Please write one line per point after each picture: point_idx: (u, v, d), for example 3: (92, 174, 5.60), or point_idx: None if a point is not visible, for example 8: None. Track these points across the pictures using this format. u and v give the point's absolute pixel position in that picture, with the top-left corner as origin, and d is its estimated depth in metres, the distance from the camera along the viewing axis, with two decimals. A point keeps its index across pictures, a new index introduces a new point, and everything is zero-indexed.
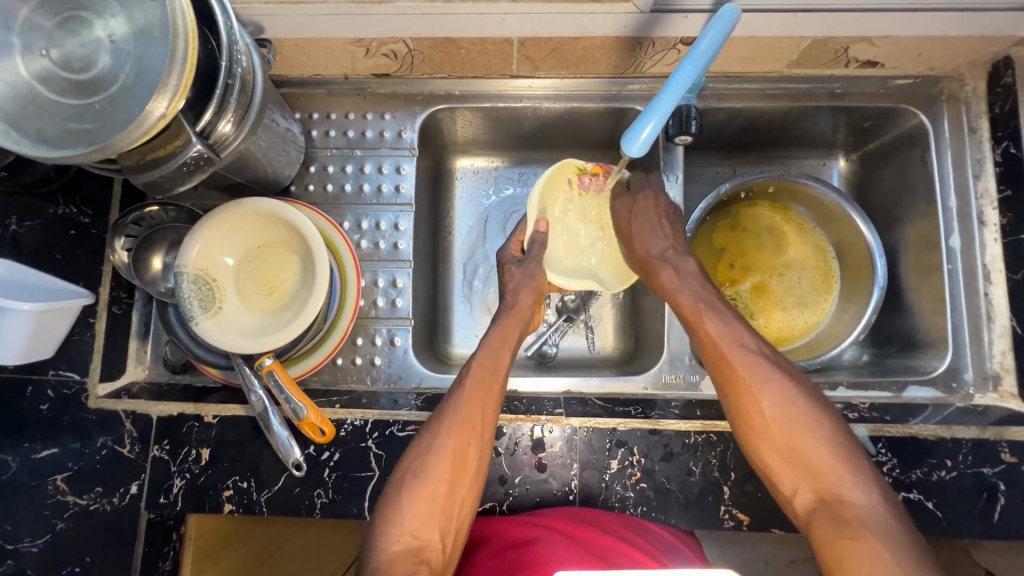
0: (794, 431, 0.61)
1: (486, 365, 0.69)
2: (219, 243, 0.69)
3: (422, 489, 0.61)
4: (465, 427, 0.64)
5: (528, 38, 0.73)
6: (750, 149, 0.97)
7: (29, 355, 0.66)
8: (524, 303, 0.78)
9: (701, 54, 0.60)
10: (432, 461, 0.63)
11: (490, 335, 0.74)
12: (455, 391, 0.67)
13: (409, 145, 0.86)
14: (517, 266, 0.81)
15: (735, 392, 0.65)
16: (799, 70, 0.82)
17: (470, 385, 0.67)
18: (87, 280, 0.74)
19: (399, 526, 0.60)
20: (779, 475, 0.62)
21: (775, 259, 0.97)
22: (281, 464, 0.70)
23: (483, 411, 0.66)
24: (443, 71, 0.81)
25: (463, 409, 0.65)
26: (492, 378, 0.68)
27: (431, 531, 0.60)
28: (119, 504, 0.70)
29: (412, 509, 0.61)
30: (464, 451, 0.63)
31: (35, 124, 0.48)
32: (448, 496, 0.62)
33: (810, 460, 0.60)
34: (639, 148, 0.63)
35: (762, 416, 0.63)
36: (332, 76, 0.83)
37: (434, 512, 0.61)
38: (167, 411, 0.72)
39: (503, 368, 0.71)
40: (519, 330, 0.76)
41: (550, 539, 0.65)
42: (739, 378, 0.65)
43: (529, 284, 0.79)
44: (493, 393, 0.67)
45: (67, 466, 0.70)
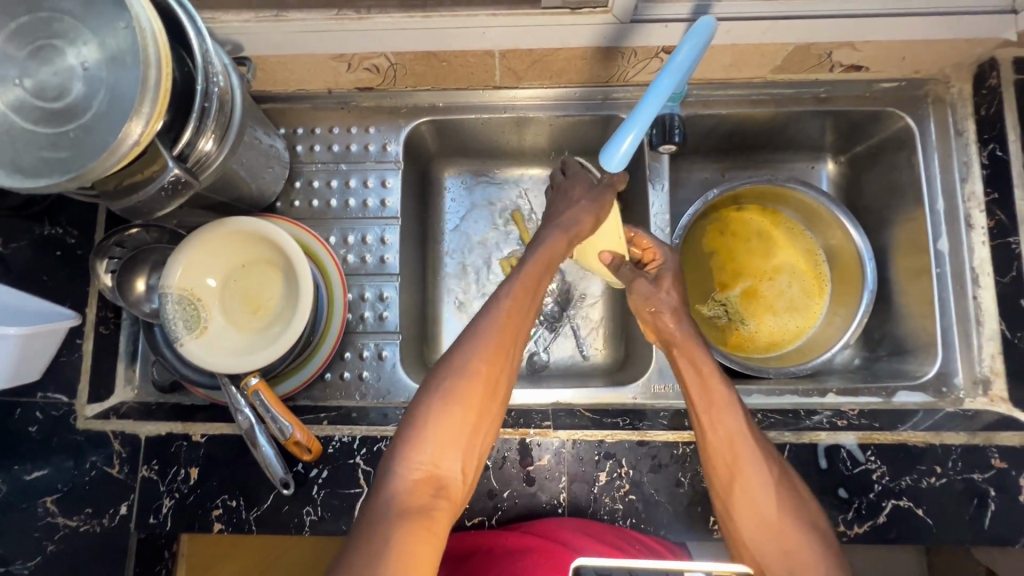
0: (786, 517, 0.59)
1: (527, 284, 0.66)
2: (203, 263, 0.69)
3: (451, 414, 0.58)
4: (497, 351, 0.61)
5: (509, 50, 0.73)
6: (738, 154, 0.96)
7: (17, 378, 0.67)
8: (583, 224, 0.74)
9: (678, 66, 0.60)
10: (465, 382, 0.59)
11: (538, 254, 0.70)
12: (485, 313, 0.63)
13: (393, 159, 0.86)
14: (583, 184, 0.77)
15: (738, 475, 0.61)
16: (783, 75, 0.81)
17: (509, 305, 0.63)
18: (73, 302, 0.74)
19: (423, 453, 0.57)
20: (763, 565, 0.58)
21: (765, 264, 0.97)
22: (269, 483, 0.70)
23: (514, 331, 0.63)
24: (426, 84, 0.81)
25: (497, 331, 0.61)
26: (528, 299, 0.65)
27: (453, 461, 0.58)
28: (108, 525, 0.70)
29: (435, 437, 0.57)
30: (496, 376, 0.61)
31: (10, 154, 0.48)
32: (476, 425, 0.59)
33: (797, 557, 0.57)
34: (619, 163, 0.64)
35: (762, 502, 0.60)
36: (315, 90, 0.82)
37: (458, 442, 0.58)
38: (155, 431, 0.72)
39: (545, 285, 0.69)
40: (565, 250, 0.72)
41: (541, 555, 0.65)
42: (744, 459, 0.61)
43: (591, 208, 0.74)
44: (530, 308, 0.65)
45: (56, 488, 0.70)
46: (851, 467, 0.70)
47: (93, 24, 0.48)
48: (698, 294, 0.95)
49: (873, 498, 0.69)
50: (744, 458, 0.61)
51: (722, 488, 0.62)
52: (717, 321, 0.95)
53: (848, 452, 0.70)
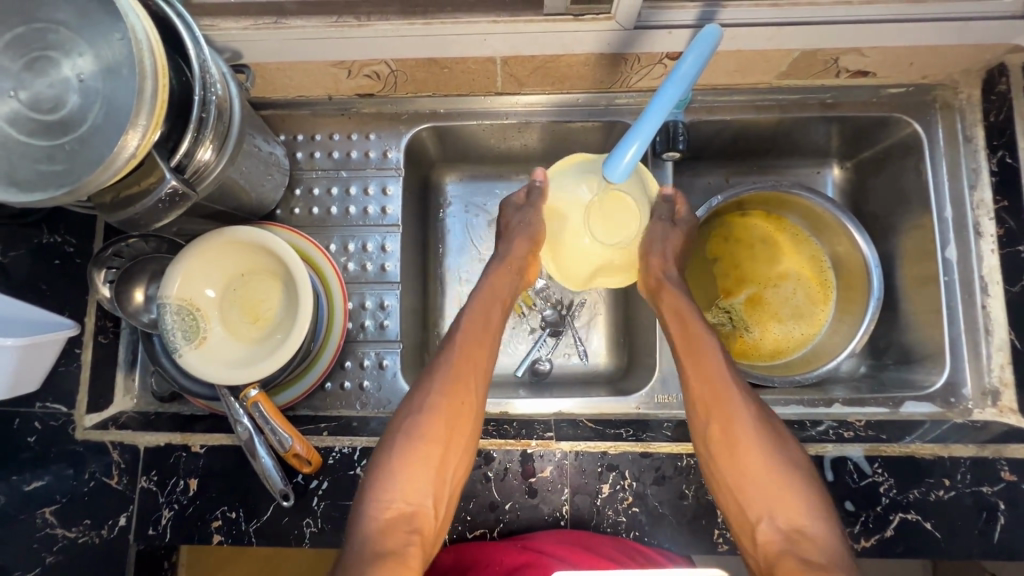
0: (768, 459, 0.63)
1: (477, 324, 0.73)
2: (202, 273, 0.68)
3: (416, 450, 0.63)
4: (456, 387, 0.67)
5: (511, 57, 0.72)
6: (742, 159, 0.95)
7: (15, 390, 0.66)
8: (517, 251, 0.79)
9: (682, 75, 0.60)
10: (425, 424, 0.65)
11: (481, 289, 0.77)
12: (444, 357, 0.70)
13: (394, 165, 0.85)
14: (515, 213, 0.81)
15: (720, 417, 0.66)
16: (789, 81, 0.80)
17: (463, 342, 0.70)
18: (72, 311, 0.74)
19: (394, 490, 0.61)
20: (747, 501, 0.62)
21: (769, 270, 0.96)
22: (269, 494, 0.69)
23: (470, 373, 0.69)
24: (427, 90, 0.81)
25: (455, 368, 0.68)
26: (479, 337, 0.72)
27: (423, 497, 0.62)
28: (107, 536, 0.69)
29: (403, 472, 0.62)
30: (457, 410, 0.66)
31: (4, 167, 0.47)
32: (442, 459, 0.63)
33: (778, 491, 0.62)
34: (620, 175, 0.64)
35: (744, 438, 0.64)
36: (316, 97, 0.82)
37: (425, 477, 0.62)
38: (155, 442, 0.72)
39: (496, 320, 0.75)
40: (511, 282, 0.79)
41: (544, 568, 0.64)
42: (725, 401, 0.66)
43: (523, 233, 0.79)
44: (483, 352, 0.71)
45: (55, 498, 0.68)
46: (857, 479, 0.69)
47: (87, 34, 0.48)
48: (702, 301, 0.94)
49: (880, 511, 0.68)
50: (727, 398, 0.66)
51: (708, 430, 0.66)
52: (721, 328, 0.94)
53: (854, 464, 0.69)
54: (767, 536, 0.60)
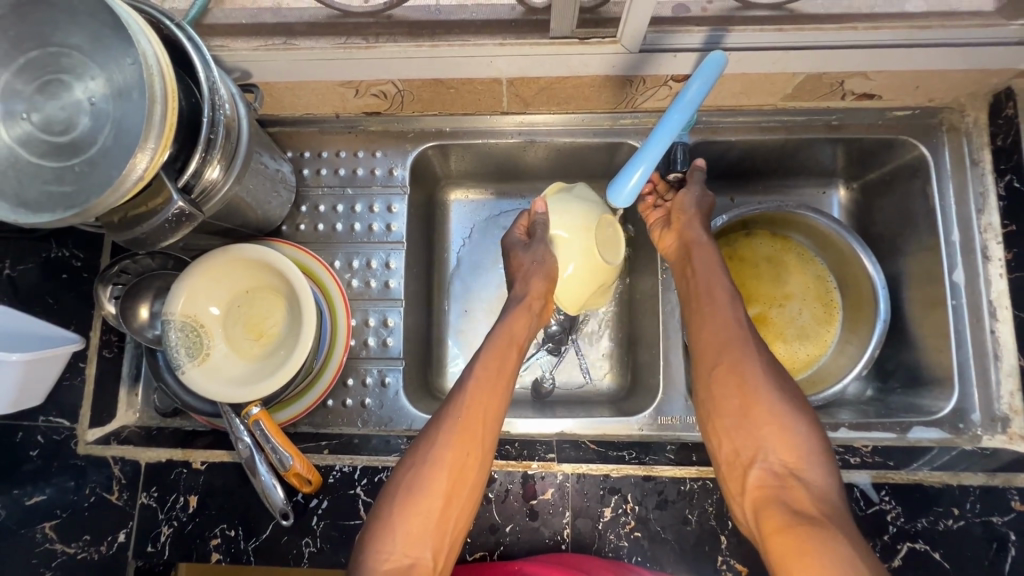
0: (771, 407, 0.63)
1: (489, 367, 0.71)
2: (206, 290, 0.68)
3: (417, 508, 0.62)
4: (464, 436, 0.65)
5: (517, 78, 0.73)
6: (748, 178, 0.96)
7: (19, 403, 0.66)
8: (534, 292, 0.78)
9: (692, 98, 0.62)
10: (432, 467, 0.63)
11: (496, 332, 0.75)
12: (451, 407, 0.67)
13: (400, 183, 0.85)
14: (525, 252, 0.81)
15: (725, 359, 0.66)
16: (795, 103, 0.81)
17: (487, 355, 0.72)
18: (78, 325, 0.75)
19: (392, 543, 0.60)
20: (741, 446, 0.63)
21: (774, 290, 0.96)
22: (268, 512, 0.69)
23: (478, 424, 0.66)
24: (433, 109, 0.81)
25: (467, 406, 0.67)
26: (490, 385, 0.69)
27: (423, 549, 0.61)
28: (105, 553, 0.69)
29: (403, 526, 0.61)
30: (463, 462, 0.64)
31: (15, 187, 0.48)
32: (443, 513, 0.62)
33: (777, 442, 0.61)
34: (626, 198, 0.66)
35: (748, 381, 0.64)
36: (324, 115, 0.82)
37: (426, 528, 0.62)
38: (156, 457, 0.72)
39: (512, 364, 0.73)
40: (528, 324, 0.77)
41: None
42: (731, 348, 0.67)
43: (539, 272, 0.79)
44: (499, 387, 0.70)
45: (56, 514, 0.69)
46: (864, 506, 0.67)
47: (99, 58, 0.48)
48: None
49: (888, 540, 0.66)
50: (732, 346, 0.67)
51: (714, 373, 0.67)
52: None
53: (861, 491, 0.68)
54: (757, 482, 0.60)
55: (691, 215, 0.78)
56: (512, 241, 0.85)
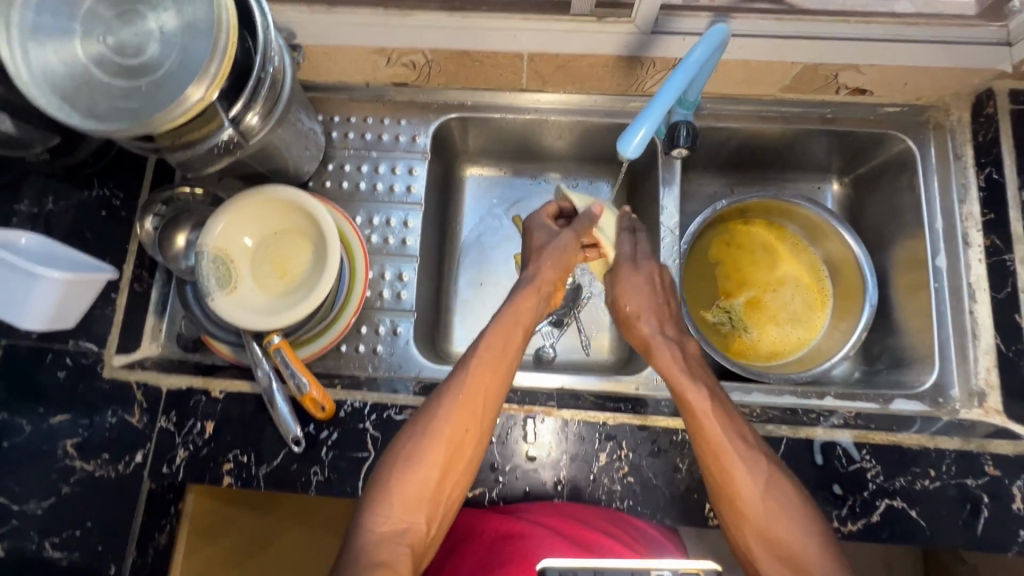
0: (771, 506, 0.62)
1: (493, 348, 0.70)
2: (238, 227, 0.73)
3: (413, 473, 0.64)
4: (461, 416, 0.66)
5: (538, 54, 0.80)
6: (746, 170, 1.02)
7: (52, 322, 0.71)
8: (546, 277, 0.78)
9: (693, 63, 0.66)
10: (426, 452, 0.64)
11: (502, 316, 0.74)
12: (451, 385, 0.68)
13: (421, 149, 0.90)
14: (547, 240, 0.81)
15: (721, 457, 0.64)
16: (792, 94, 0.87)
17: (490, 337, 0.71)
18: (113, 258, 0.79)
19: (387, 511, 0.62)
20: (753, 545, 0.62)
21: (769, 276, 1.02)
22: (281, 440, 0.72)
23: (479, 401, 0.67)
24: (457, 83, 0.88)
25: (464, 392, 0.67)
26: (492, 367, 0.69)
27: (417, 516, 0.63)
28: (122, 472, 0.73)
29: (399, 496, 0.63)
30: (459, 437, 0.66)
31: (85, 100, 0.53)
32: (438, 486, 0.64)
33: (783, 537, 0.60)
34: (635, 150, 0.68)
35: (745, 477, 0.63)
36: (355, 82, 0.89)
37: (421, 497, 0.63)
38: (177, 384, 0.75)
39: (515, 345, 0.72)
40: (535, 307, 0.76)
41: (537, 534, 0.70)
42: (726, 443, 0.64)
43: (555, 259, 0.79)
44: (500, 373, 0.69)
45: (76, 433, 0.74)
46: (846, 464, 0.71)
47: None
48: (703, 300, 1.00)
49: (867, 496, 0.70)
50: (726, 442, 0.64)
51: (712, 476, 0.65)
52: (721, 327, 0.99)
53: (843, 449, 0.71)
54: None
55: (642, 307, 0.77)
56: (535, 220, 0.85)
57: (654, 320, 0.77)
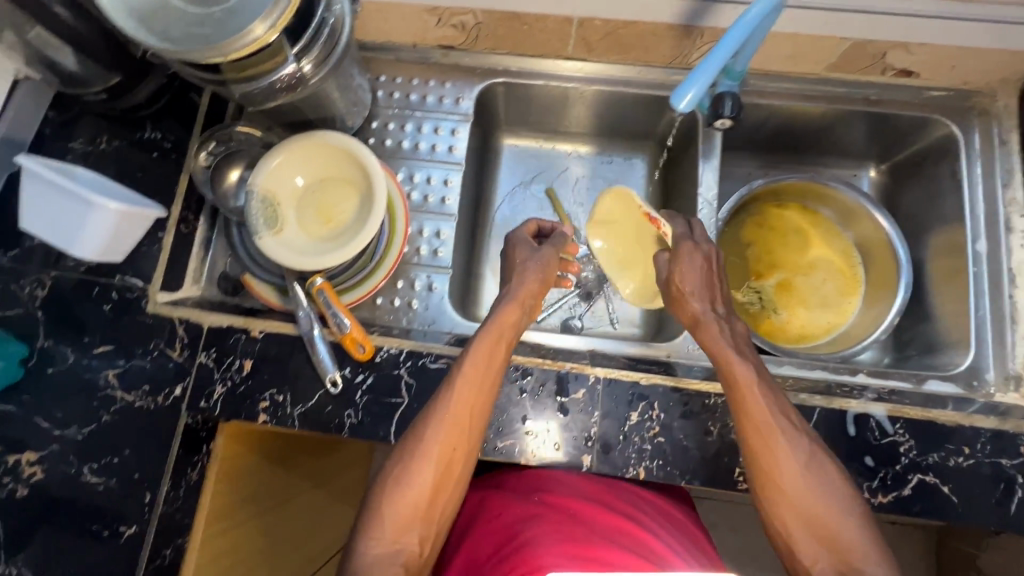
0: (821, 502, 0.60)
1: (479, 361, 0.67)
2: (287, 169, 0.75)
3: (404, 492, 0.62)
4: (450, 432, 0.64)
5: (588, 19, 0.81)
6: (782, 153, 1.02)
7: (106, 253, 0.74)
8: (530, 287, 0.74)
9: (751, 19, 0.67)
10: (416, 469, 0.63)
11: (486, 326, 0.70)
12: (438, 401, 0.66)
13: (464, 112, 0.91)
14: (528, 250, 0.78)
15: (765, 449, 0.63)
16: (837, 74, 0.87)
17: (478, 347, 0.68)
18: (162, 198, 0.82)
19: (380, 531, 0.61)
20: (798, 544, 0.60)
21: (801, 259, 1.02)
22: (317, 382, 0.74)
23: (468, 416, 0.65)
24: (504, 47, 0.89)
25: (453, 408, 0.65)
26: (479, 382, 0.67)
27: (410, 536, 0.61)
28: (161, 404, 0.75)
29: (392, 516, 0.61)
30: (450, 455, 0.64)
31: (161, 25, 0.55)
32: (429, 503, 0.62)
33: (830, 535, 0.59)
34: (687, 105, 0.68)
35: (788, 473, 0.61)
36: (403, 43, 0.90)
37: (415, 517, 0.62)
38: (218, 323, 0.77)
39: (501, 358, 0.69)
40: (519, 318, 0.72)
41: (542, 518, 0.63)
42: (772, 438, 0.63)
43: (536, 272, 0.76)
44: (486, 387, 0.67)
45: (118, 363, 0.76)
46: (879, 436, 0.71)
47: None
48: (734, 280, 1.01)
49: (899, 470, 0.70)
50: (773, 439, 0.63)
51: (756, 472, 0.63)
52: (750, 307, 0.99)
53: (876, 422, 0.71)
54: None
55: (704, 284, 0.72)
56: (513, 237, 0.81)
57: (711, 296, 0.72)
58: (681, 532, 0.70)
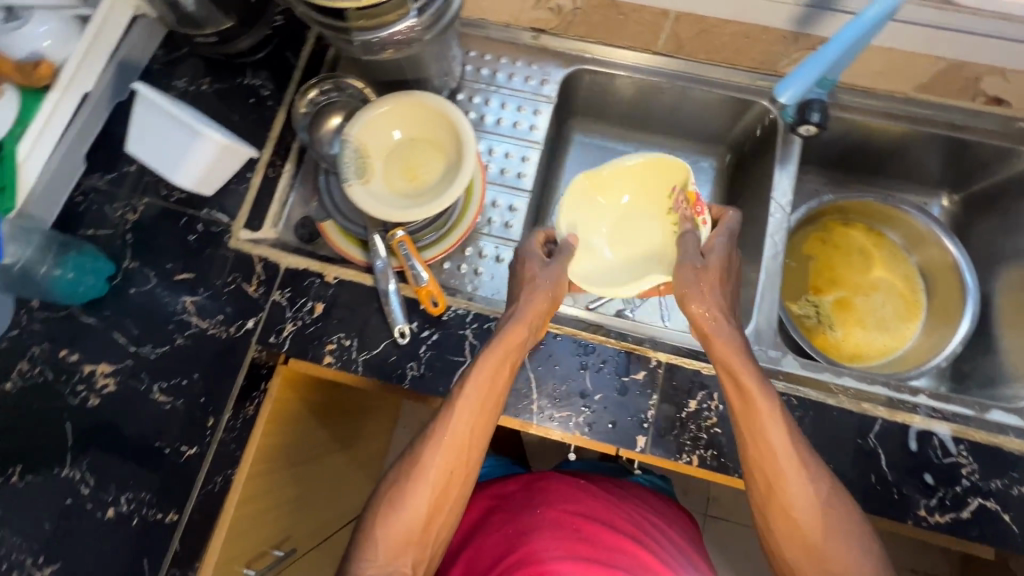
0: (826, 530, 0.62)
1: (481, 386, 0.67)
2: (383, 124, 0.78)
3: (401, 513, 0.65)
4: (451, 456, 0.66)
5: (685, 14, 0.82)
6: (853, 173, 1.02)
7: (200, 185, 0.78)
8: (534, 310, 0.71)
9: (866, 21, 0.65)
10: (414, 490, 0.65)
11: (490, 349, 0.69)
12: (441, 423, 0.67)
13: (547, 94, 0.93)
14: (539, 266, 0.75)
15: (774, 483, 0.64)
16: (925, 95, 0.87)
17: (482, 369, 0.67)
18: (254, 142, 0.85)
19: (376, 551, 0.64)
20: (798, 565, 0.63)
21: (862, 279, 1.01)
22: (385, 331, 0.75)
23: (468, 440, 0.67)
24: (596, 35, 0.91)
25: (454, 432, 0.66)
26: (480, 405, 0.67)
27: (405, 558, 0.64)
28: (233, 335, 0.77)
29: (387, 538, 0.64)
30: (447, 478, 0.66)
31: None
32: (425, 524, 0.65)
33: (832, 559, 0.62)
34: (789, 97, 0.72)
35: (796, 505, 0.63)
36: (497, 21, 0.93)
37: (410, 539, 0.64)
38: (296, 264, 0.79)
39: (503, 381, 0.69)
40: (527, 336, 0.70)
41: (547, 532, 0.75)
42: (782, 474, 0.63)
43: (543, 291, 0.72)
44: (485, 413, 0.67)
45: (197, 292, 0.79)
46: (941, 455, 0.70)
47: None
48: (792, 292, 1.00)
49: (959, 492, 0.69)
50: (783, 473, 0.63)
51: (762, 501, 0.65)
52: (807, 320, 0.98)
53: (939, 441, 0.70)
54: None
55: (715, 301, 0.70)
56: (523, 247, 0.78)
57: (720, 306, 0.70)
58: (666, 521, 0.83)
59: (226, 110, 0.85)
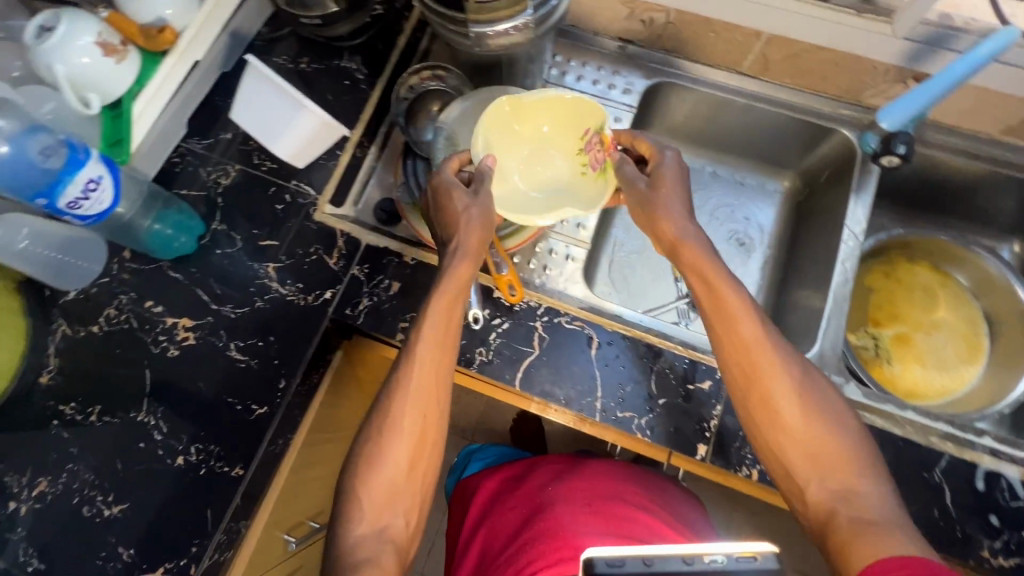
0: (810, 424, 0.62)
1: (439, 321, 0.67)
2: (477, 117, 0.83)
3: (385, 464, 0.64)
4: (421, 399, 0.66)
5: (778, 37, 0.83)
6: (923, 211, 1.02)
7: (295, 155, 0.83)
8: (474, 243, 0.69)
9: (975, 58, 0.69)
10: (393, 439, 0.65)
11: (443, 287, 0.68)
12: (405, 365, 0.66)
13: (629, 102, 0.95)
14: (469, 198, 0.71)
15: (753, 376, 0.64)
16: (1010, 137, 0.87)
17: (438, 300, 0.67)
18: (346, 122, 0.88)
19: (364, 510, 0.63)
20: (791, 464, 0.62)
21: (924, 316, 0.99)
22: (458, 315, 0.77)
23: (434, 376, 0.66)
24: (683, 50, 0.93)
25: (422, 373, 0.66)
26: (438, 337, 0.67)
27: (395, 513, 0.64)
28: (310, 303, 0.80)
29: (374, 496, 0.64)
30: (423, 424, 0.65)
31: None
32: (409, 470, 0.65)
33: (822, 453, 0.61)
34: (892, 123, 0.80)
35: (778, 399, 0.63)
36: (586, 28, 0.96)
37: (398, 493, 0.64)
38: (376, 243, 0.82)
39: (457, 313, 0.68)
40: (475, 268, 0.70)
41: (556, 504, 0.74)
42: (760, 365, 0.64)
43: (476, 221, 0.70)
44: (442, 350, 0.67)
45: (280, 259, 0.82)
46: (1009, 498, 0.69)
47: None
48: (851, 322, 1.00)
49: None
50: (762, 368, 0.64)
51: (745, 404, 0.65)
52: (864, 351, 0.98)
53: (1008, 483, 0.70)
54: (817, 500, 0.59)
55: (678, 205, 0.72)
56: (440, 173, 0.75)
57: (681, 207, 0.72)
58: (685, 509, 0.81)
59: (320, 89, 0.89)
